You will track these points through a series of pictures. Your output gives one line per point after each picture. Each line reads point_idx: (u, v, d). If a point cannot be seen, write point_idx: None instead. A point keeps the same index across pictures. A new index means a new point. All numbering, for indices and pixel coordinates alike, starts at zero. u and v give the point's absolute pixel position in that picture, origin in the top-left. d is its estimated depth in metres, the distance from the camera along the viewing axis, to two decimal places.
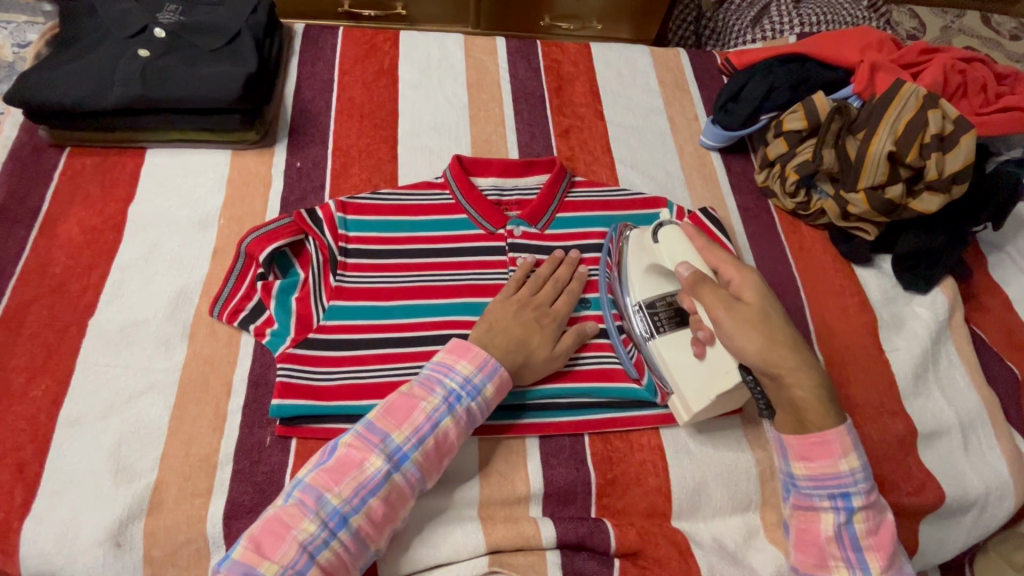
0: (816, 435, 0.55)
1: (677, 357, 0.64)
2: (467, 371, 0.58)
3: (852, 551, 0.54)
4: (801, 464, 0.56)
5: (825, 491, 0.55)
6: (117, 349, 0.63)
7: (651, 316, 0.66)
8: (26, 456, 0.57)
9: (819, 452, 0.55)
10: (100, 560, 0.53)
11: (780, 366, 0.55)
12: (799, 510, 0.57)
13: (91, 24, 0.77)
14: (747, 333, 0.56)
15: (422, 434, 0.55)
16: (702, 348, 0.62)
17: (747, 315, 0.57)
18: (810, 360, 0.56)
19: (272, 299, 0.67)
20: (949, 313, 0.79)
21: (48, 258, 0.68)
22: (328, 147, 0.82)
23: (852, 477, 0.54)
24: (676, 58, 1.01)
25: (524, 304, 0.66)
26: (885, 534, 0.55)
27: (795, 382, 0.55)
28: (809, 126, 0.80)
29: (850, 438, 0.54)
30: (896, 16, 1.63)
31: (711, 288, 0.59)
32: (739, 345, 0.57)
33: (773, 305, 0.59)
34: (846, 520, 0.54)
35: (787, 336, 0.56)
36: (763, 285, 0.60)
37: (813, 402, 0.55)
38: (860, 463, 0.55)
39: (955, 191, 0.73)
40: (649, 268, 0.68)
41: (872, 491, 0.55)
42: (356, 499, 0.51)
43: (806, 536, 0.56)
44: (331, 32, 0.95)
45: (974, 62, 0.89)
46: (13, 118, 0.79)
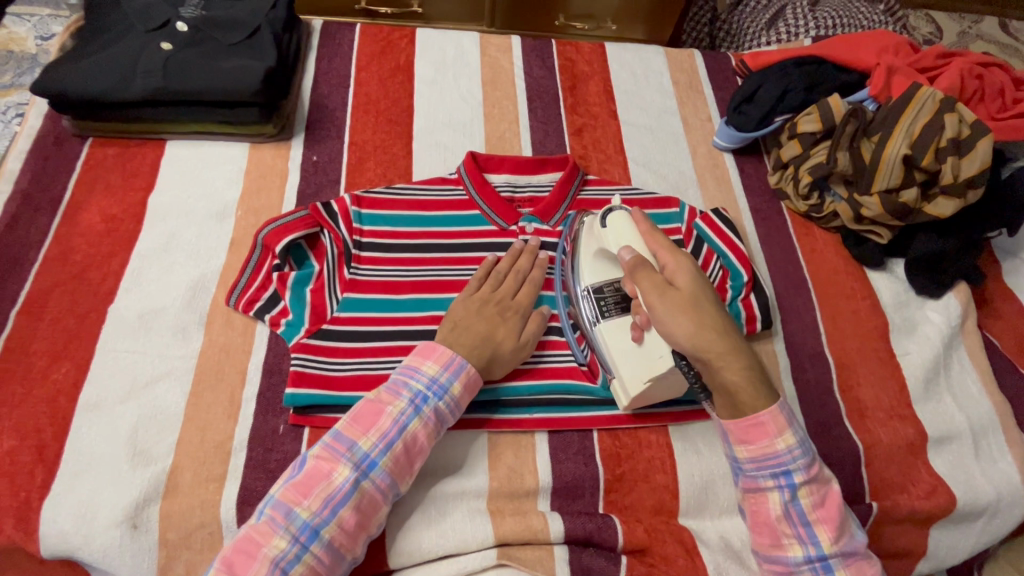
0: (749, 417, 0.54)
1: (617, 341, 0.63)
2: (433, 371, 0.59)
3: (801, 526, 0.54)
4: (742, 446, 0.55)
5: (767, 472, 0.54)
6: (136, 336, 0.65)
7: (598, 302, 0.66)
8: (46, 438, 0.58)
9: (755, 433, 0.54)
10: (117, 541, 0.54)
11: (710, 351, 0.54)
12: (748, 493, 0.56)
13: (115, 17, 0.79)
14: (677, 319, 0.55)
15: (389, 439, 0.55)
16: (640, 333, 0.62)
17: (678, 299, 0.55)
18: (742, 345, 0.54)
19: (287, 290, 0.68)
20: (962, 318, 0.79)
21: (70, 246, 0.70)
22: (344, 142, 0.83)
23: (789, 454, 0.54)
24: (691, 59, 1.02)
25: (487, 299, 0.66)
26: (831, 505, 0.55)
27: (725, 367, 0.53)
28: (824, 128, 0.80)
29: (783, 416, 0.54)
30: (912, 20, 1.62)
31: (647, 273, 0.58)
32: (671, 331, 0.55)
33: (707, 289, 0.57)
34: (791, 497, 0.54)
35: (718, 320, 0.54)
36: (698, 270, 0.57)
37: (746, 387, 0.54)
38: (798, 439, 0.54)
39: (971, 196, 0.73)
40: (598, 253, 0.67)
41: (812, 464, 0.55)
42: (326, 510, 0.52)
43: (759, 517, 0.56)
44: (348, 28, 0.96)
45: (991, 67, 0.89)
46: (38, 108, 0.80)
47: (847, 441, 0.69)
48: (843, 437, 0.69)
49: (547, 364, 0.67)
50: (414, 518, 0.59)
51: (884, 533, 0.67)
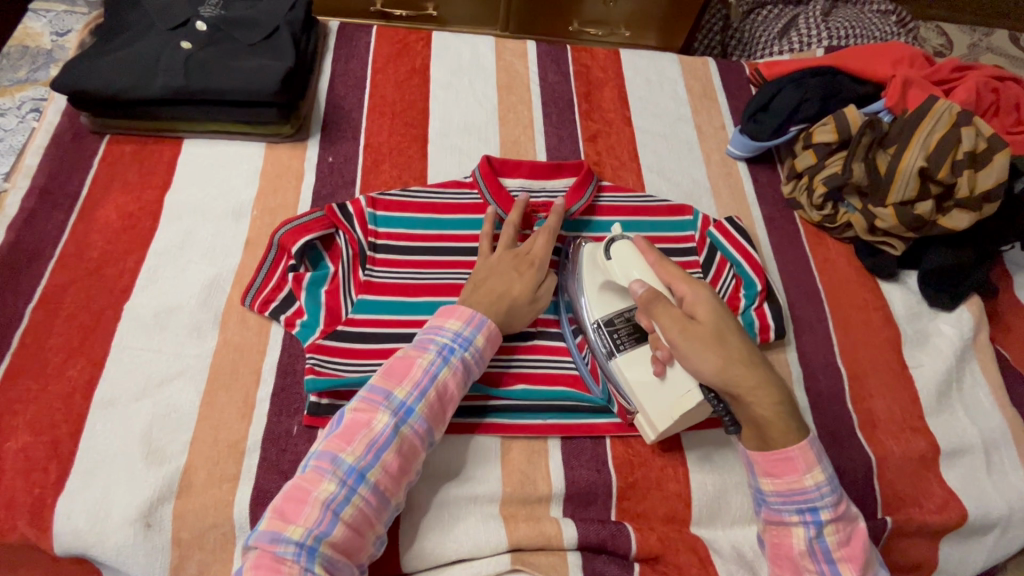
0: (778, 451, 0.54)
1: (638, 376, 0.62)
2: (457, 326, 0.60)
3: (825, 563, 0.54)
4: (767, 480, 0.55)
5: (793, 506, 0.54)
6: (151, 334, 0.65)
7: (611, 335, 0.65)
8: (61, 435, 0.58)
9: (782, 468, 0.54)
10: (131, 540, 0.54)
11: (738, 386, 0.54)
12: (771, 525, 0.56)
13: (135, 15, 0.79)
14: (703, 355, 0.55)
15: (423, 387, 0.56)
16: (662, 368, 0.61)
17: (700, 335, 0.55)
18: (769, 376, 0.54)
19: (302, 290, 0.68)
20: (975, 332, 0.79)
21: (86, 242, 0.70)
22: (360, 143, 0.83)
23: (818, 491, 0.53)
24: (705, 67, 1.02)
25: (503, 256, 0.66)
26: (857, 544, 0.54)
27: (755, 400, 0.53)
28: (840, 139, 0.80)
29: (812, 452, 0.53)
30: (923, 32, 1.62)
31: (665, 308, 0.57)
32: (697, 367, 0.55)
33: (728, 321, 0.57)
34: (817, 533, 0.54)
35: (745, 354, 0.54)
36: (716, 300, 0.58)
37: (776, 420, 0.53)
38: (826, 475, 0.53)
39: (986, 209, 0.73)
40: (604, 285, 0.66)
41: (841, 502, 0.54)
42: (370, 454, 0.52)
43: (781, 550, 0.56)
44: (365, 30, 0.96)
45: (1006, 80, 0.89)
46: (56, 105, 0.81)
47: (860, 452, 0.69)
48: (855, 448, 0.69)
49: (560, 370, 0.67)
50: (427, 522, 0.59)
51: (896, 545, 0.67)
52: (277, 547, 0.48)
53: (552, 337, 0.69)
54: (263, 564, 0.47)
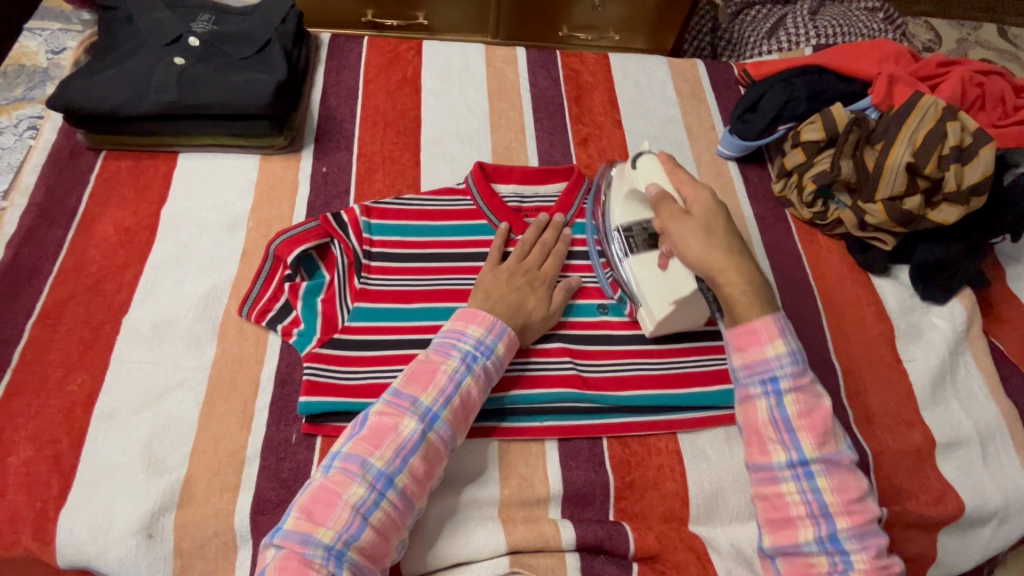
0: (744, 324, 0.55)
1: (644, 272, 0.68)
2: (478, 333, 0.61)
3: (786, 432, 0.54)
4: (736, 354, 0.56)
5: (755, 377, 0.55)
6: (150, 346, 0.65)
7: (627, 239, 0.71)
8: (62, 448, 0.58)
9: (749, 340, 0.55)
10: (132, 551, 0.55)
11: (713, 266, 0.57)
12: (740, 402, 0.57)
13: (128, 32, 0.80)
14: (687, 241, 0.59)
15: (448, 394, 0.57)
16: (665, 260, 0.67)
17: (690, 224, 0.60)
18: (745, 263, 0.57)
19: (298, 300, 0.69)
20: (967, 324, 0.79)
21: (84, 257, 0.71)
22: (353, 153, 0.84)
23: (779, 361, 0.54)
24: (693, 68, 1.03)
25: (515, 268, 0.69)
26: (818, 416, 0.54)
27: (726, 280, 0.57)
28: (827, 137, 0.81)
29: (776, 325, 0.55)
30: (912, 28, 1.63)
31: (667, 204, 0.62)
32: (682, 251, 0.60)
33: (721, 217, 0.60)
34: (777, 403, 0.54)
35: (726, 244, 0.58)
36: (715, 202, 0.61)
37: (743, 297, 0.56)
38: (788, 348, 0.55)
39: (975, 203, 0.73)
40: (629, 195, 0.72)
41: (802, 374, 0.55)
42: (398, 460, 0.53)
43: (748, 424, 0.56)
44: (356, 41, 0.97)
45: (991, 75, 0.90)
46: (52, 123, 0.82)
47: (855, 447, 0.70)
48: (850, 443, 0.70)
49: (554, 371, 0.67)
50: (428, 527, 0.60)
51: (895, 539, 0.67)
52: (306, 551, 0.49)
53: (547, 339, 0.69)
54: (289, 566, 0.48)
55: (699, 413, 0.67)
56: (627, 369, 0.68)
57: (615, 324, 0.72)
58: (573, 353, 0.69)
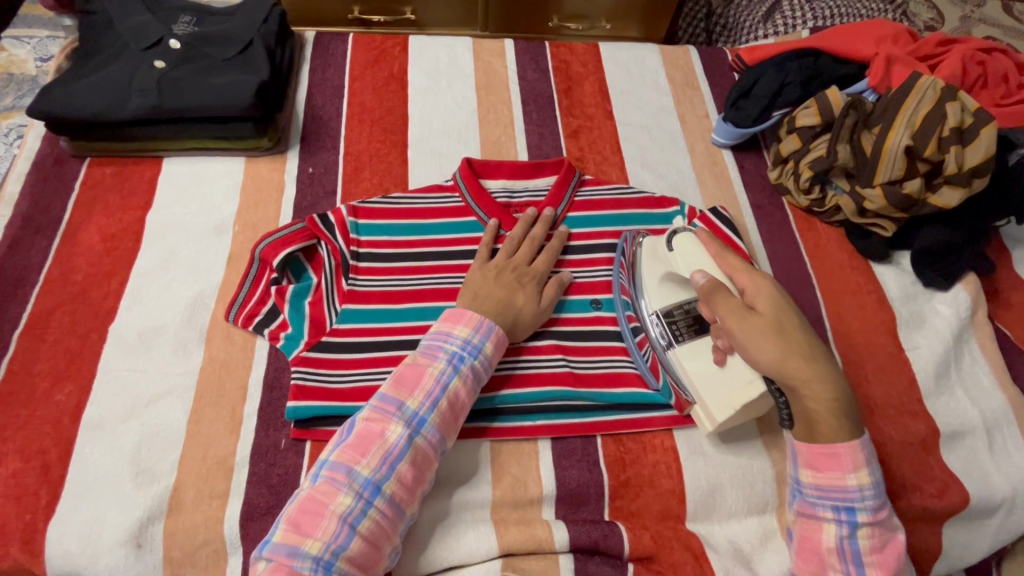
0: (826, 445, 0.54)
1: (697, 367, 0.63)
2: (465, 333, 0.60)
3: (852, 564, 0.53)
4: (809, 471, 0.55)
5: (829, 502, 0.54)
6: (137, 353, 0.65)
7: (669, 325, 0.65)
8: (50, 459, 0.58)
9: (827, 463, 0.54)
10: (122, 560, 0.54)
11: (795, 377, 0.54)
12: (802, 517, 0.56)
13: (108, 36, 0.79)
14: (762, 345, 0.55)
15: (434, 397, 0.56)
16: (722, 357, 0.61)
17: (761, 326, 0.55)
18: (829, 370, 0.54)
19: (286, 303, 0.68)
20: (972, 310, 0.77)
21: (70, 265, 0.70)
22: (339, 153, 0.83)
23: (859, 492, 0.53)
24: (686, 55, 1.01)
25: (504, 265, 0.68)
26: (888, 551, 0.54)
27: (812, 394, 0.54)
28: (824, 122, 0.79)
29: (862, 452, 0.54)
30: (913, 7, 1.59)
31: (725, 299, 0.57)
32: (754, 356, 0.55)
33: (790, 313, 0.57)
34: (849, 533, 0.54)
35: (804, 346, 0.55)
36: (778, 291, 0.58)
37: (829, 416, 0.54)
38: (871, 478, 0.54)
39: (976, 185, 0.71)
40: (665, 275, 0.67)
41: (880, 508, 0.54)
42: (385, 466, 0.53)
43: (808, 544, 0.55)
44: (341, 39, 0.96)
45: (994, 52, 0.87)
46: (37, 131, 0.81)
47: None
48: None
49: (547, 368, 0.66)
50: (420, 530, 0.59)
51: None
52: (293, 562, 0.48)
53: (538, 337, 0.68)
54: None
55: None
56: (621, 366, 0.67)
57: (608, 320, 0.70)
58: (565, 350, 0.67)
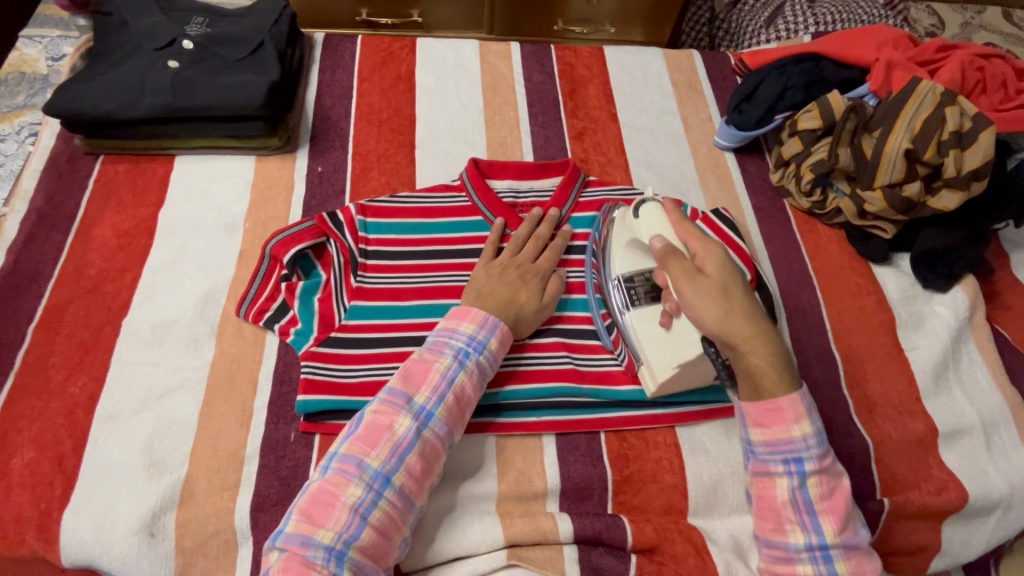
0: (769, 401, 0.54)
1: (645, 329, 0.65)
2: (470, 330, 0.62)
3: (807, 515, 0.54)
4: (757, 429, 0.55)
5: (779, 456, 0.54)
6: (149, 347, 0.66)
7: (628, 289, 0.68)
8: (64, 450, 0.59)
9: (773, 418, 0.54)
10: (135, 549, 0.55)
11: (738, 335, 0.55)
12: (758, 477, 0.56)
13: (123, 36, 0.81)
14: (705, 304, 0.56)
15: (441, 391, 0.58)
16: (669, 320, 0.64)
17: (708, 288, 0.57)
18: (769, 331, 0.55)
19: (295, 299, 0.69)
20: (970, 311, 0.78)
21: (84, 261, 0.71)
22: (348, 152, 0.84)
23: (804, 442, 0.54)
24: (690, 59, 1.02)
25: (508, 263, 0.69)
26: (838, 498, 0.54)
27: (751, 350, 0.55)
28: (825, 125, 0.80)
29: (803, 404, 0.54)
30: (914, 13, 1.61)
31: (678, 261, 0.59)
32: (698, 315, 0.57)
33: (737, 278, 0.58)
34: (800, 484, 0.54)
35: (747, 308, 0.56)
36: (727, 258, 0.59)
37: (770, 371, 0.54)
38: (814, 429, 0.54)
39: (975, 188, 0.72)
40: (630, 243, 0.69)
41: (825, 455, 0.55)
42: (394, 458, 0.54)
43: (764, 502, 0.55)
44: (350, 40, 0.97)
45: (992, 58, 0.88)
46: (51, 128, 0.82)
47: (857, 437, 0.69)
48: (851, 433, 0.69)
49: (551, 365, 0.67)
50: (427, 522, 0.60)
51: (896, 530, 0.67)
52: (306, 552, 0.49)
53: (541, 334, 0.69)
54: (291, 568, 0.49)
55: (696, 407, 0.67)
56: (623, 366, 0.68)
57: None
58: (569, 348, 0.69)
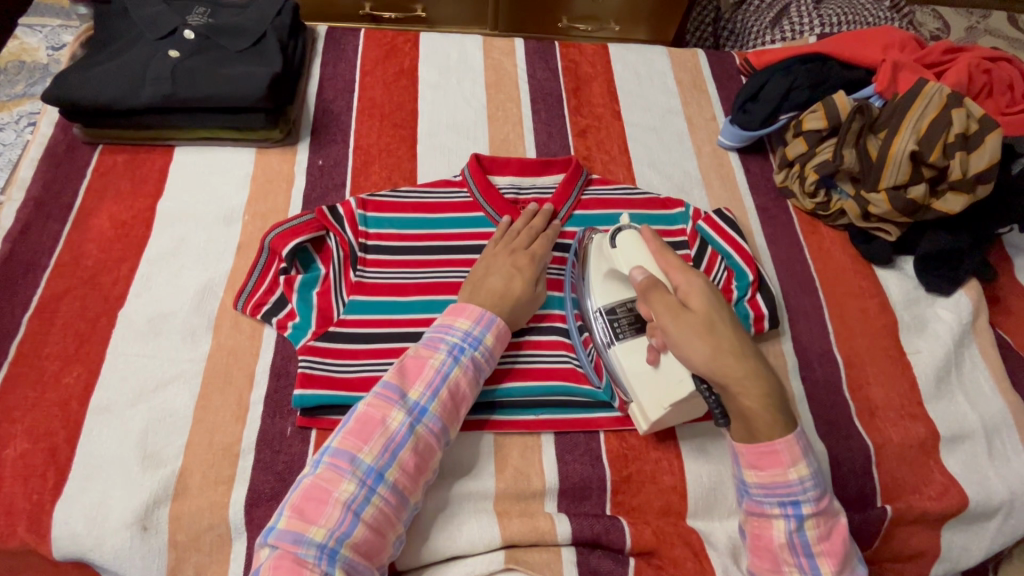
0: (764, 444, 0.52)
1: (633, 364, 0.63)
2: (466, 325, 0.61)
3: (804, 557, 0.53)
4: (752, 471, 0.53)
5: (776, 499, 0.53)
6: (146, 339, 0.65)
7: (611, 324, 0.65)
8: (58, 441, 0.59)
9: (768, 461, 0.52)
10: (127, 543, 0.55)
11: (728, 376, 0.51)
12: (752, 516, 0.55)
13: (124, 26, 0.80)
14: (692, 343, 0.52)
15: (436, 387, 0.57)
16: (655, 355, 0.61)
17: (693, 324, 0.53)
18: (760, 367, 0.52)
19: (294, 293, 0.68)
20: (973, 316, 0.78)
21: (81, 251, 0.71)
22: (349, 146, 0.83)
23: (801, 485, 0.52)
24: (695, 58, 1.01)
25: (501, 253, 0.68)
26: (836, 538, 0.54)
27: (744, 393, 0.51)
28: (830, 126, 0.80)
29: (799, 446, 0.52)
30: (919, 16, 1.60)
31: (660, 295, 0.55)
32: (686, 355, 0.53)
33: (723, 311, 0.54)
34: (797, 527, 0.53)
35: (736, 345, 0.52)
36: (711, 289, 0.55)
37: (763, 413, 0.51)
38: (810, 470, 0.52)
39: (980, 191, 0.72)
40: (609, 273, 0.66)
41: (822, 497, 0.53)
42: (387, 454, 0.53)
43: (760, 542, 0.55)
44: (353, 34, 0.97)
45: (999, 61, 0.88)
46: (50, 117, 0.82)
47: (857, 441, 0.68)
48: (852, 436, 0.69)
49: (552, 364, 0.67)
50: (423, 520, 0.59)
51: (895, 534, 0.66)
52: (298, 549, 0.48)
53: (541, 332, 0.69)
54: (283, 565, 0.48)
55: (696, 408, 0.66)
56: None
57: None
58: (570, 347, 0.68)
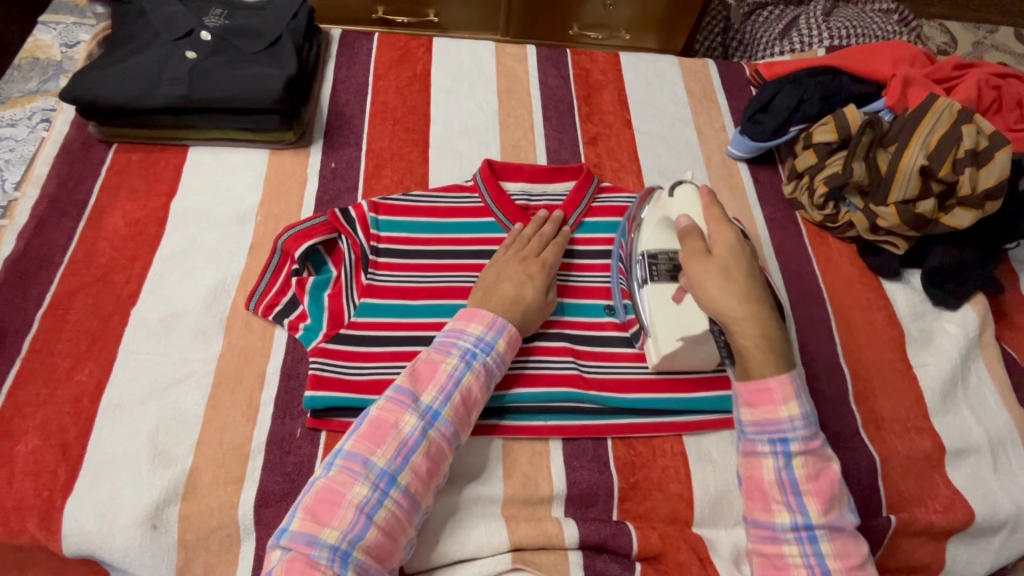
0: (756, 381, 0.54)
1: (660, 304, 0.65)
2: (478, 331, 0.61)
3: (793, 495, 0.54)
4: (745, 410, 0.55)
5: (766, 436, 0.54)
6: (157, 337, 0.66)
7: (650, 265, 0.67)
8: (69, 438, 0.59)
9: (761, 398, 0.54)
10: (137, 541, 0.55)
11: (728, 313, 0.56)
12: (746, 458, 0.56)
13: (141, 26, 0.81)
14: (706, 282, 0.57)
15: (448, 391, 0.57)
16: (682, 295, 0.64)
17: (710, 264, 0.58)
18: (764, 313, 0.55)
19: (305, 294, 0.69)
20: (979, 330, 0.78)
21: (94, 249, 0.71)
22: (362, 149, 0.84)
23: (791, 423, 0.54)
24: (705, 68, 1.02)
25: (512, 259, 0.69)
26: (825, 480, 0.54)
27: (740, 330, 0.55)
28: (840, 139, 0.80)
29: (791, 386, 0.54)
30: (926, 31, 1.61)
31: (690, 238, 0.61)
32: (698, 292, 0.58)
33: (744, 262, 0.58)
34: (785, 464, 0.54)
35: (747, 289, 0.56)
36: (739, 243, 0.59)
37: (756, 353, 0.55)
38: (802, 411, 0.54)
39: (988, 207, 0.73)
40: (661, 222, 0.70)
41: (813, 437, 0.54)
42: (400, 458, 0.53)
43: (752, 482, 0.55)
44: (366, 38, 0.97)
45: (1009, 78, 0.89)
46: (65, 115, 0.82)
47: (864, 452, 0.69)
48: (858, 448, 0.69)
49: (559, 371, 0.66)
50: (431, 523, 0.59)
51: (899, 547, 0.67)
52: (311, 552, 0.49)
53: (548, 338, 0.69)
54: (295, 567, 0.48)
55: (704, 417, 0.66)
56: (631, 373, 0.68)
57: (606, 326, 0.71)
58: (575, 354, 0.68)
